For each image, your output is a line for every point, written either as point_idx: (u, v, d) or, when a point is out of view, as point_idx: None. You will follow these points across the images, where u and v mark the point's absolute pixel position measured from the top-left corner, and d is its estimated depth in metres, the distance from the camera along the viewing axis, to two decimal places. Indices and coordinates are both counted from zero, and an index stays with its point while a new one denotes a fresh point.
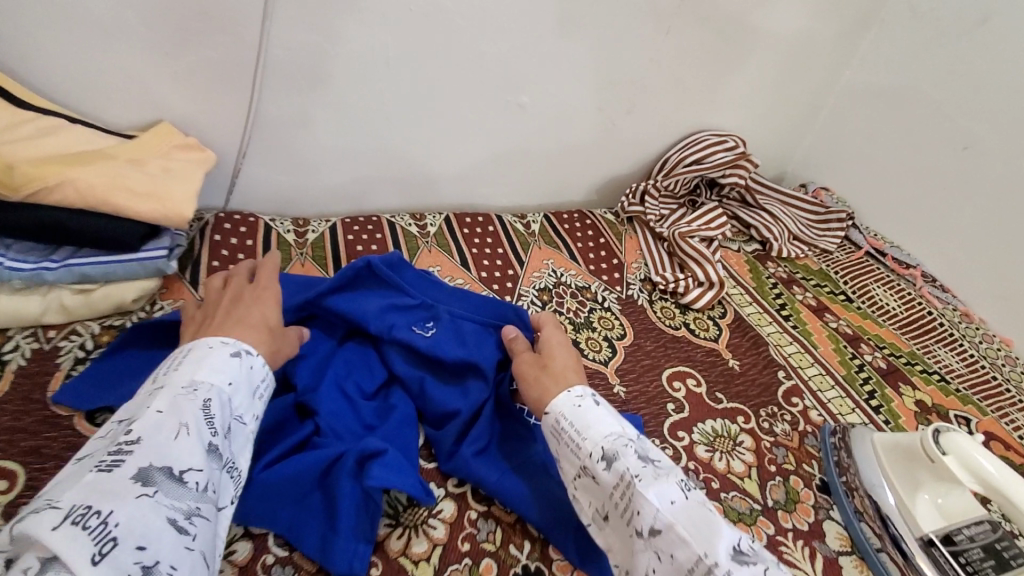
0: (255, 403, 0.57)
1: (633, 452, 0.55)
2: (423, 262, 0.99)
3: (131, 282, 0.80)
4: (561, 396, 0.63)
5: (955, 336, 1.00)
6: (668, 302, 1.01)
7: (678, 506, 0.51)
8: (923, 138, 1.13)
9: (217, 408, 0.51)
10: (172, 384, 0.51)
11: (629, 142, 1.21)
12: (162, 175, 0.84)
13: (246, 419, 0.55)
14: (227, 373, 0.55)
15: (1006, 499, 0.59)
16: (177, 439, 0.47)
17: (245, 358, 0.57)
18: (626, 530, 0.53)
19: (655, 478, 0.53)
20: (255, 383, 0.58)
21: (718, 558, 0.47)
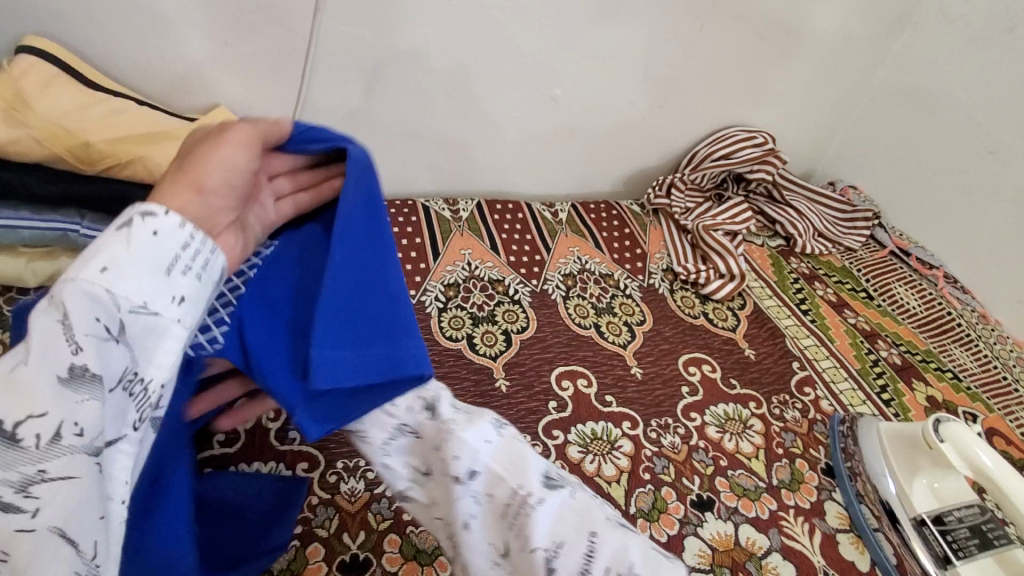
0: (156, 287, 0.37)
1: (446, 398, 0.47)
2: (456, 245, 1.05)
3: None
4: None
5: (972, 337, 1.02)
6: (688, 292, 1.05)
7: (493, 446, 0.44)
8: (953, 141, 1.14)
9: (92, 306, 0.34)
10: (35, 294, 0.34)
11: (659, 135, 1.24)
12: None
13: (157, 307, 0.37)
14: (110, 251, 0.36)
15: (995, 485, 0.61)
16: (16, 374, 0.32)
17: (141, 224, 0.37)
18: (444, 482, 0.44)
19: (469, 418, 0.45)
20: (164, 252, 0.38)
21: (532, 488, 0.42)
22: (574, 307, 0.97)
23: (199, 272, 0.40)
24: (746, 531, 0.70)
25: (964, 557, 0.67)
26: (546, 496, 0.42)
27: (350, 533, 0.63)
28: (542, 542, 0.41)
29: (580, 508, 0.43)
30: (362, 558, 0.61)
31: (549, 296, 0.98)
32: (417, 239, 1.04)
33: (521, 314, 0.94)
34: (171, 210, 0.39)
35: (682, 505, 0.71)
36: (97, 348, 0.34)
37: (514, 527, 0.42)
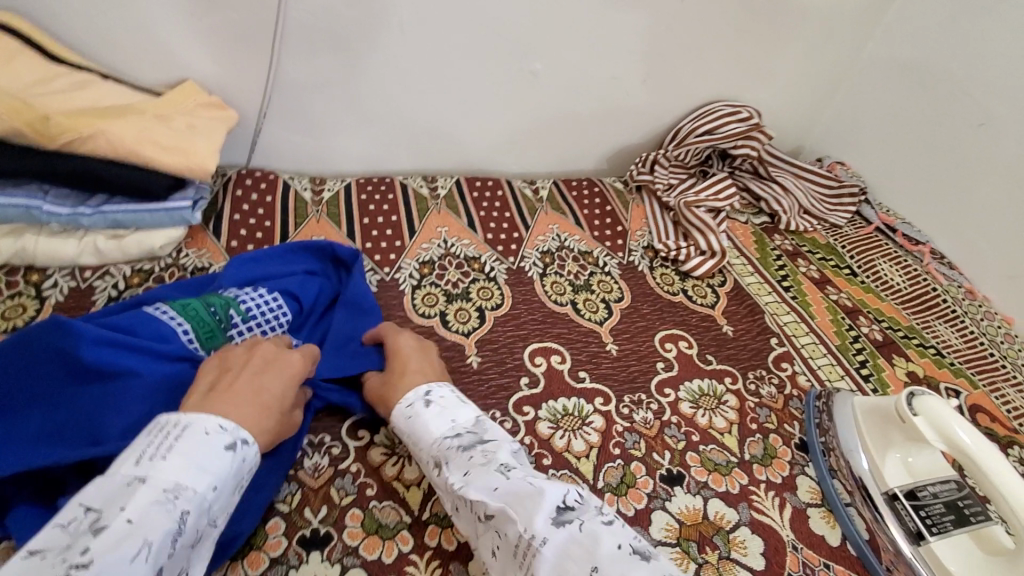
0: (230, 503, 0.52)
1: (457, 449, 0.58)
2: (432, 223, 1.03)
3: (160, 231, 0.87)
4: (402, 401, 0.64)
5: (957, 313, 1.01)
6: (668, 269, 1.04)
7: (500, 490, 0.52)
8: (942, 114, 1.11)
9: (192, 519, 0.47)
10: (154, 482, 0.47)
11: (642, 111, 1.22)
12: (187, 132, 0.89)
13: (218, 521, 0.51)
14: (216, 474, 0.50)
15: (976, 466, 0.61)
16: (135, 563, 0.42)
17: (239, 452, 0.52)
18: (473, 520, 0.54)
19: (480, 470, 0.55)
20: (241, 477, 0.53)
21: (535, 527, 0.48)
22: (551, 284, 0.96)
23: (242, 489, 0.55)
24: (715, 505, 0.69)
25: (938, 533, 0.65)
26: (550, 534, 0.47)
27: (311, 507, 0.62)
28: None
29: (587, 540, 0.47)
30: (323, 533, 0.61)
31: (526, 273, 0.97)
32: (393, 217, 1.02)
33: (496, 291, 0.93)
34: (255, 448, 0.55)
35: (651, 480, 0.71)
36: (179, 550, 0.46)
37: (525, 566, 0.47)
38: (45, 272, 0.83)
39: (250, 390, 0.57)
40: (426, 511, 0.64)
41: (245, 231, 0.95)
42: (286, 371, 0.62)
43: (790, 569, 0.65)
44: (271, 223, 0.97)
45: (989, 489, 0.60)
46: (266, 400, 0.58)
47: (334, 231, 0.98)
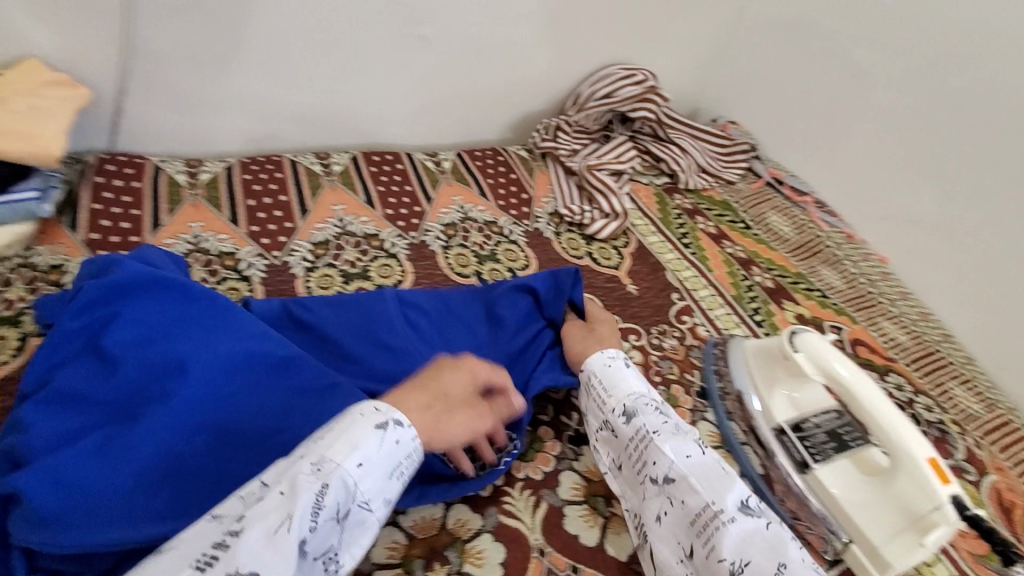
0: (388, 487, 0.50)
1: (653, 410, 0.65)
2: (326, 201, 0.97)
3: (3, 227, 0.76)
4: (595, 355, 0.72)
5: (839, 257, 1.09)
6: (574, 233, 1.04)
7: (693, 460, 0.59)
8: (819, 70, 1.18)
9: (334, 498, 0.46)
10: (304, 458, 0.47)
11: (543, 76, 1.20)
12: (28, 113, 0.78)
13: (372, 505, 0.49)
14: (362, 452, 0.49)
15: (848, 391, 0.65)
16: (279, 535, 0.42)
17: (389, 433, 0.51)
18: (638, 478, 0.62)
19: (672, 436, 0.62)
20: (397, 459, 0.51)
21: (725, 507, 0.55)
22: (455, 256, 0.93)
23: (409, 472, 0.53)
24: None
25: (822, 460, 0.69)
26: (737, 515, 0.55)
27: None
28: (729, 553, 0.53)
29: (771, 538, 0.53)
30: None
31: (428, 248, 0.94)
32: (282, 198, 0.95)
33: (397, 268, 0.89)
34: (410, 432, 0.53)
35: (559, 442, 0.72)
36: (325, 525, 0.45)
37: (704, 535, 0.55)
38: None
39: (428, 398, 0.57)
40: None
41: (108, 221, 0.85)
42: (468, 374, 0.62)
43: None
44: (139, 211, 0.87)
45: (863, 415, 0.64)
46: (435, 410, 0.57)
47: (214, 215, 0.90)
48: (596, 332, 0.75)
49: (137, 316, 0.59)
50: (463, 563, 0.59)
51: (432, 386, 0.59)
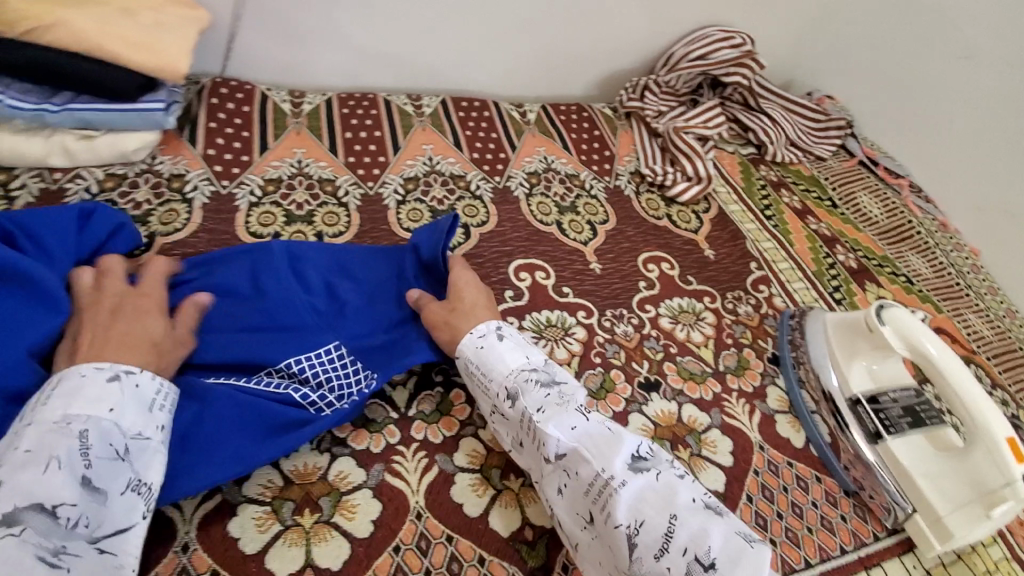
0: (155, 418, 0.51)
1: (536, 385, 0.61)
2: (417, 140, 1.00)
3: (132, 133, 0.83)
4: (466, 339, 0.65)
5: (929, 245, 1.05)
6: (654, 194, 1.04)
7: (578, 432, 0.56)
8: (928, 47, 1.12)
9: (97, 437, 0.47)
10: (41, 419, 0.46)
11: (635, 32, 1.17)
12: (155, 28, 0.83)
13: (149, 434, 0.50)
14: (107, 398, 0.49)
15: (941, 375, 0.64)
16: (48, 474, 0.44)
17: (125, 379, 0.51)
18: (535, 451, 0.58)
19: (557, 410, 0.58)
20: (149, 396, 0.52)
21: (615, 471, 0.53)
22: (536, 204, 0.95)
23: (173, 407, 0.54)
24: (689, 410, 0.72)
25: (895, 432, 0.69)
26: (628, 478, 0.52)
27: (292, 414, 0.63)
28: (623, 518, 0.51)
29: (663, 490, 0.52)
30: None
31: (511, 193, 0.96)
32: (376, 132, 0.99)
33: (481, 209, 0.92)
34: (145, 370, 0.53)
35: (630, 386, 0.74)
36: (102, 462, 0.47)
37: (600, 502, 0.53)
38: (12, 172, 0.80)
39: (121, 338, 0.54)
40: (412, 408, 0.66)
41: (222, 139, 0.91)
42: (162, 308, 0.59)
43: (755, 465, 0.69)
44: (248, 133, 0.93)
45: (948, 395, 0.64)
46: (147, 341, 0.55)
47: (315, 143, 0.95)
48: (459, 306, 0.68)
49: None
50: None
51: (126, 325, 0.55)
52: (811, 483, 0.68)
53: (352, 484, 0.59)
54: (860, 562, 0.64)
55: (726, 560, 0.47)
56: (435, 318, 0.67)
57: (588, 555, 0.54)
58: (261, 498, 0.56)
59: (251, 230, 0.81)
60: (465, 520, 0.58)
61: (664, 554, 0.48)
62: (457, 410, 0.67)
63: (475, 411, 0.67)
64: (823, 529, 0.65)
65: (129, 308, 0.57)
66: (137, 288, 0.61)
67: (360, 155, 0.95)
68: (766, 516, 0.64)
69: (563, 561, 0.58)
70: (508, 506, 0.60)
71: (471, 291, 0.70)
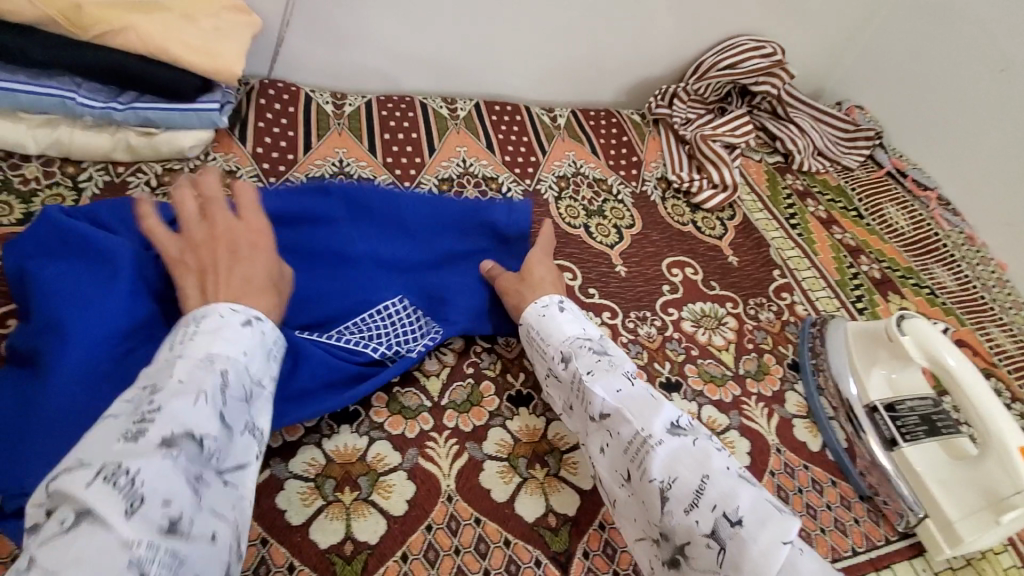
0: (270, 367, 0.53)
1: (589, 350, 0.64)
2: (451, 142, 1.04)
3: (188, 130, 0.89)
4: (530, 306, 0.71)
5: (954, 257, 1.05)
6: (680, 200, 1.06)
7: (624, 395, 0.59)
8: (964, 60, 1.11)
9: (234, 377, 0.48)
10: (189, 353, 0.47)
11: (667, 40, 1.20)
12: (213, 34, 0.88)
13: (265, 382, 0.51)
14: (243, 342, 0.50)
15: (959, 387, 0.65)
16: (198, 406, 0.43)
17: (255, 325, 0.53)
18: (582, 409, 0.63)
19: (605, 374, 0.62)
20: (268, 346, 0.53)
21: (654, 432, 0.55)
22: (565, 207, 0.98)
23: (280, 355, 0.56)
24: (709, 411, 0.75)
25: (910, 440, 0.71)
26: (665, 438, 0.54)
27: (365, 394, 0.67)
28: (657, 473, 0.52)
29: (699, 454, 0.53)
30: (352, 410, 0.66)
31: (541, 196, 0.99)
32: (413, 134, 1.03)
33: None
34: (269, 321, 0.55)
35: (651, 385, 0.77)
36: (236, 402, 0.47)
37: (638, 459, 0.55)
38: (80, 165, 0.86)
39: (241, 278, 0.56)
40: (444, 398, 0.70)
41: (269, 138, 0.96)
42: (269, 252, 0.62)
43: (771, 467, 0.71)
44: (294, 133, 0.98)
45: (964, 406, 0.65)
46: (263, 284, 0.58)
47: (355, 144, 0.99)
48: (528, 278, 0.74)
49: (52, 272, 0.60)
50: (560, 469, 0.66)
51: (239, 267, 0.57)
52: (825, 486, 0.71)
53: (388, 466, 0.63)
54: (871, 563, 0.66)
55: (754, 521, 0.47)
56: (506, 285, 0.74)
57: (624, 512, 0.57)
58: (306, 475, 0.61)
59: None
60: (493, 505, 0.62)
61: (692, 509, 0.49)
62: (486, 402, 0.70)
63: (503, 404, 0.71)
64: (836, 530, 0.67)
65: (242, 249, 0.60)
66: (245, 224, 0.62)
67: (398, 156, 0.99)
68: None
69: (583, 547, 0.61)
70: (532, 493, 0.64)
71: (542, 267, 0.76)
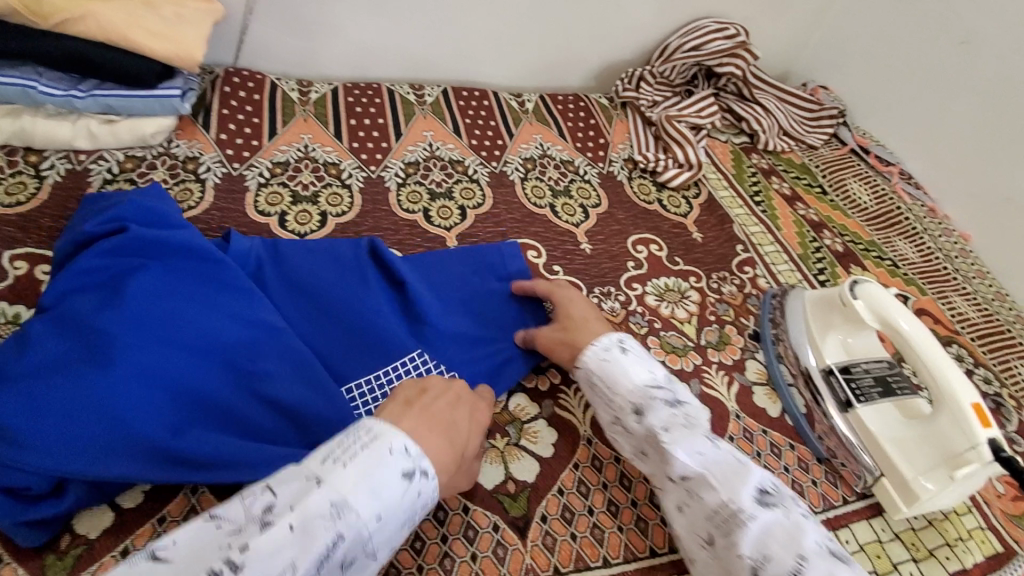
0: (395, 537, 0.48)
1: (662, 402, 0.61)
2: (418, 127, 1.05)
3: (151, 118, 0.89)
4: (591, 349, 0.67)
5: (917, 230, 1.07)
6: (646, 180, 1.07)
7: (708, 458, 0.57)
8: (926, 34, 1.13)
9: (345, 549, 0.44)
10: (324, 493, 0.44)
11: (633, 24, 1.21)
12: (174, 21, 0.88)
13: (377, 553, 0.47)
14: (382, 505, 0.46)
15: (908, 344, 0.67)
16: None
17: (413, 484, 0.49)
18: (662, 465, 0.60)
19: (683, 433, 0.59)
20: (409, 513, 0.49)
21: (742, 503, 0.53)
22: (531, 188, 0.99)
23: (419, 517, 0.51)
24: None
25: (865, 400, 0.72)
26: (757, 510, 0.53)
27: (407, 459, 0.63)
28: (749, 551, 0.51)
29: (792, 528, 0.51)
30: None
31: (507, 177, 1.00)
32: (380, 120, 1.04)
33: (478, 192, 0.96)
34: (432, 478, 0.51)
35: None
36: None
37: (726, 531, 0.53)
38: (43, 154, 0.86)
39: (444, 423, 0.54)
40: None
41: (234, 125, 0.96)
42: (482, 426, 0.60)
43: (731, 432, 0.72)
44: (259, 119, 0.98)
45: (915, 363, 0.66)
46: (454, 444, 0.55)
47: (321, 130, 1.00)
48: (572, 324, 0.71)
49: (97, 266, 0.62)
50: (520, 438, 0.67)
51: (447, 411, 0.56)
52: (784, 449, 0.72)
53: None
54: (828, 522, 0.66)
55: None
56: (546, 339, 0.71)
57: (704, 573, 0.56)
58: None
59: (258, 207, 0.86)
60: None
61: None
62: None
63: None
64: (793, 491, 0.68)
65: (464, 403, 0.59)
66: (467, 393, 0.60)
67: (364, 141, 1.00)
68: None
69: (541, 512, 0.62)
70: (492, 462, 0.64)
71: (579, 307, 0.74)
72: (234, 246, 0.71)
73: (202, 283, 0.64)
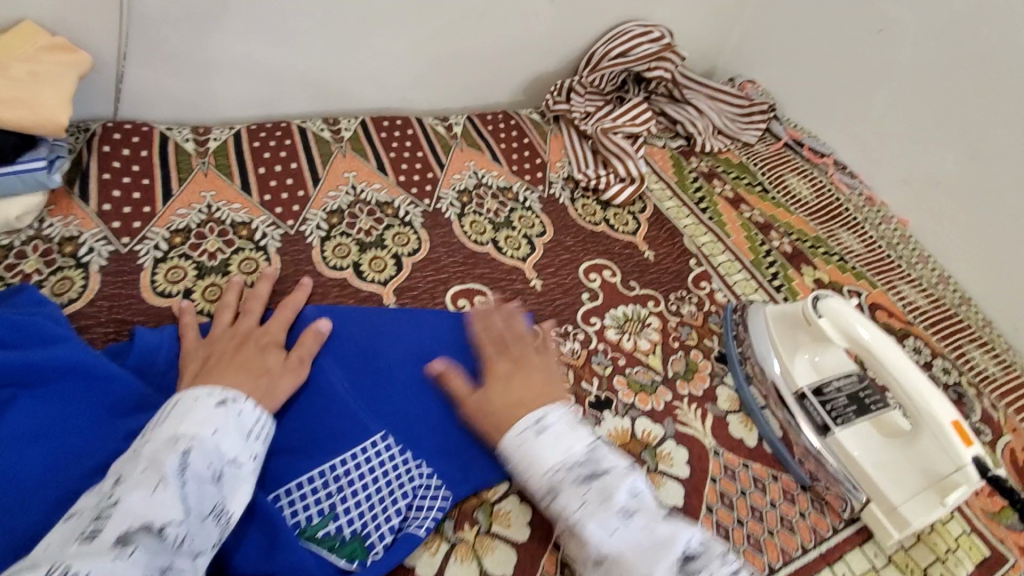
0: (252, 445, 0.51)
1: (577, 482, 0.53)
2: (338, 168, 0.95)
3: (14, 198, 0.75)
4: (509, 430, 0.57)
5: (858, 221, 1.08)
6: (590, 199, 1.02)
7: (626, 536, 0.50)
8: (843, 23, 1.13)
9: (201, 455, 0.46)
10: (156, 437, 0.47)
11: (556, 34, 1.15)
12: (30, 81, 0.74)
13: (243, 460, 0.49)
14: (212, 420, 0.49)
15: (880, 363, 0.64)
16: (155, 494, 0.42)
17: (232, 406, 0.52)
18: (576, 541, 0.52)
19: (600, 510, 0.51)
20: (247, 425, 0.52)
21: None
22: (470, 224, 0.92)
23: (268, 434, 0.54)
24: (642, 424, 0.71)
25: (842, 423, 0.69)
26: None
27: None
28: None
29: None
30: None
31: (443, 215, 0.92)
32: (293, 164, 0.93)
33: (412, 236, 0.88)
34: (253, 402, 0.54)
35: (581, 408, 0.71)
36: (203, 485, 0.46)
37: None
38: None
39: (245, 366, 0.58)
40: None
41: (119, 191, 0.83)
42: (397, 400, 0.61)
43: (712, 473, 0.68)
44: (149, 180, 0.86)
45: (886, 378, 0.65)
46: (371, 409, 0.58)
47: (225, 184, 0.88)
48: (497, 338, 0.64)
49: None
50: (491, 524, 0.60)
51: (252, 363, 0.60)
52: (768, 483, 0.69)
53: None
54: (823, 558, 0.64)
55: None
56: None
57: None
58: None
59: (157, 289, 0.75)
60: None
61: None
62: None
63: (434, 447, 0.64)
64: (784, 530, 0.65)
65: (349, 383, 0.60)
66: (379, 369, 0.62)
67: (277, 190, 0.89)
68: (727, 525, 0.64)
69: None
70: (464, 561, 0.58)
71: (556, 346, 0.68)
72: (137, 344, 0.63)
73: (102, 408, 0.54)
